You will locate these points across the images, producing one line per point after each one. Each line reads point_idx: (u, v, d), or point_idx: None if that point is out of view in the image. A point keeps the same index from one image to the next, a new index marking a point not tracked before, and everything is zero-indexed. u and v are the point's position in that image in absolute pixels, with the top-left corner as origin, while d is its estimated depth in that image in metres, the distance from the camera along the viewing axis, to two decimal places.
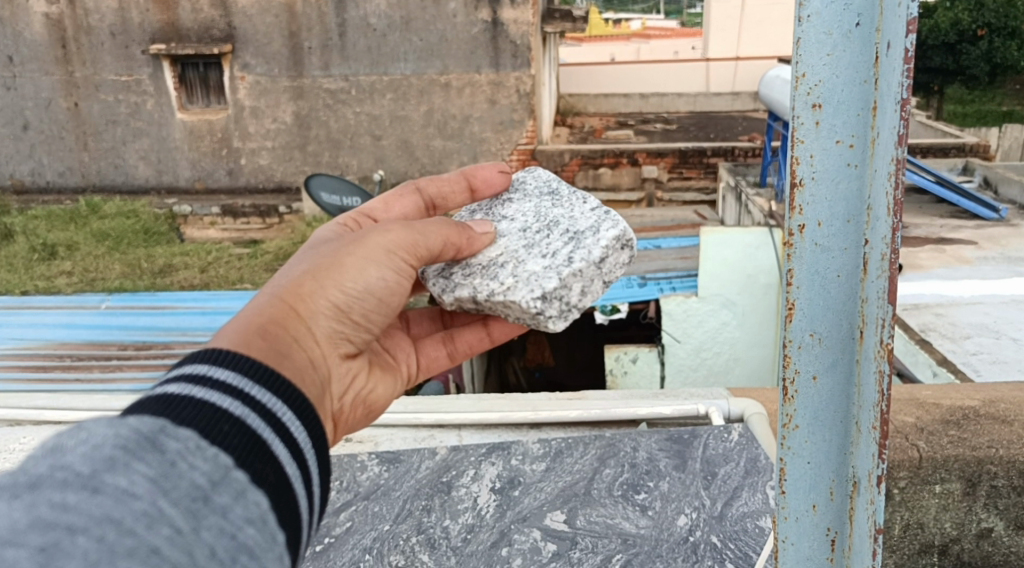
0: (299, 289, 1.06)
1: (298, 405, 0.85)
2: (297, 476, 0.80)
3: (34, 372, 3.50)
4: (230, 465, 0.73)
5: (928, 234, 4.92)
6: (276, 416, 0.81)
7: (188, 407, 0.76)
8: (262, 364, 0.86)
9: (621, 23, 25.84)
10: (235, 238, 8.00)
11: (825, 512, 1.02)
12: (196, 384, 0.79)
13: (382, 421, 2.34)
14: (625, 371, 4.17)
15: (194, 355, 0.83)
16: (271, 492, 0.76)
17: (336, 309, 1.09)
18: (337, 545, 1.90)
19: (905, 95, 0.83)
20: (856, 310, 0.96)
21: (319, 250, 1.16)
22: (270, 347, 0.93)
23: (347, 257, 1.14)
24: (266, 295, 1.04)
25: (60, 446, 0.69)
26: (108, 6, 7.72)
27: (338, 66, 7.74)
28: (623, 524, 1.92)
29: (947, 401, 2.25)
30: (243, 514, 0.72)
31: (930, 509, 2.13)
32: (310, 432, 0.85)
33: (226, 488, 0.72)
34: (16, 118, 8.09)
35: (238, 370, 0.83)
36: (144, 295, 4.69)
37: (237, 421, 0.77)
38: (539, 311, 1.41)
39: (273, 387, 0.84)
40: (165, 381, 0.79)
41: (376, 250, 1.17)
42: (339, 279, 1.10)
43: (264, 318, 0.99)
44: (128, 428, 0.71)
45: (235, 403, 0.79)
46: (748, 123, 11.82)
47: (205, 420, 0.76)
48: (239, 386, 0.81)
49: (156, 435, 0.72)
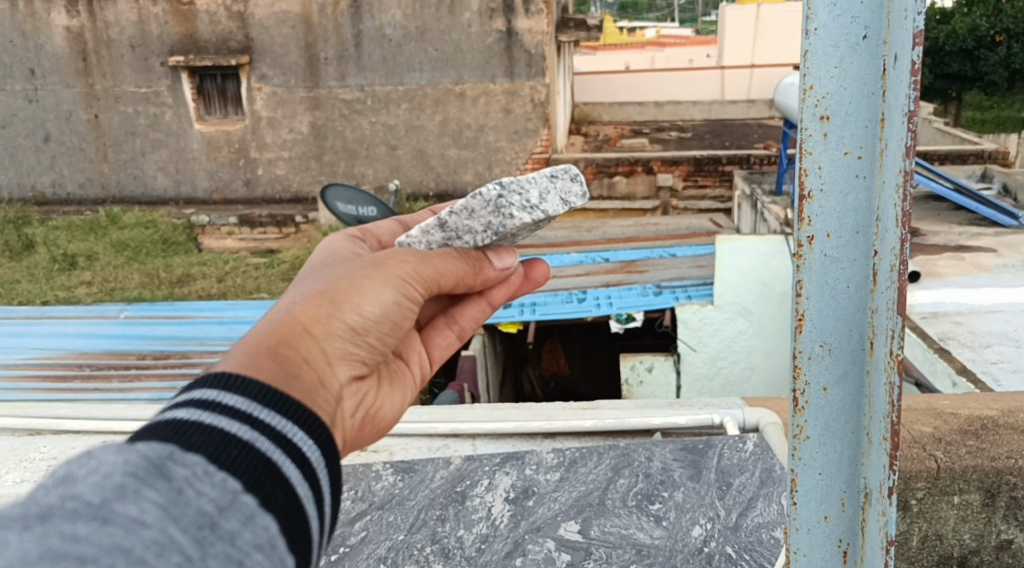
0: (312, 311, 1.06)
1: (309, 426, 0.84)
2: (310, 497, 0.79)
3: (55, 381, 3.54)
4: (239, 489, 0.73)
5: (946, 242, 4.88)
6: (286, 437, 0.81)
7: (197, 434, 0.75)
8: (271, 388, 0.84)
9: (636, 32, 25.88)
10: (252, 247, 8.03)
11: (837, 524, 1.01)
12: (206, 410, 0.78)
13: (398, 430, 2.35)
14: (640, 380, 4.24)
15: (203, 380, 0.82)
16: (281, 516, 0.75)
17: (350, 329, 1.09)
18: (352, 556, 1.90)
19: (911, 108, 0.84)
20: (864, 321, 0.96)
21: (331, 273, 1.17)
22: (282, 368, 0.92)
23: (361, 278, 1.15)
24: (278, 317, 1.04)
25: (71, 475, 0.68)
26: (127, 19, 7.81)
27: (354, 77, 7.79)
28: (637, 534, 1.91)
29: (965, 410, 2.20)
30: (251, 539, 0.71)
31: (948, 521, 2.11)
32: (322, 450, 0.84)
33: (236, 512, 0.72)
34: (38, 130, 8.19)
35: (248, 395, 0.81)
36: (163, 304, 4.74)
37: (246, 445, 0.77)
38: (497, 191, 1.41)
39: (284, 410, 0.83)
40: (174, 406, 0.79)
41: (389, 273, 1.17)
42: (354, 303, 1.11)
43: (276, 339, 0.99)
44: (136, 455, 0.71)
45: (245, 428, 0.78)
46: (764, 131, 11.79)
47: (214, 445, 0.75)
48: (247, 410, 0.80)
49: (165, 462, 0.71)
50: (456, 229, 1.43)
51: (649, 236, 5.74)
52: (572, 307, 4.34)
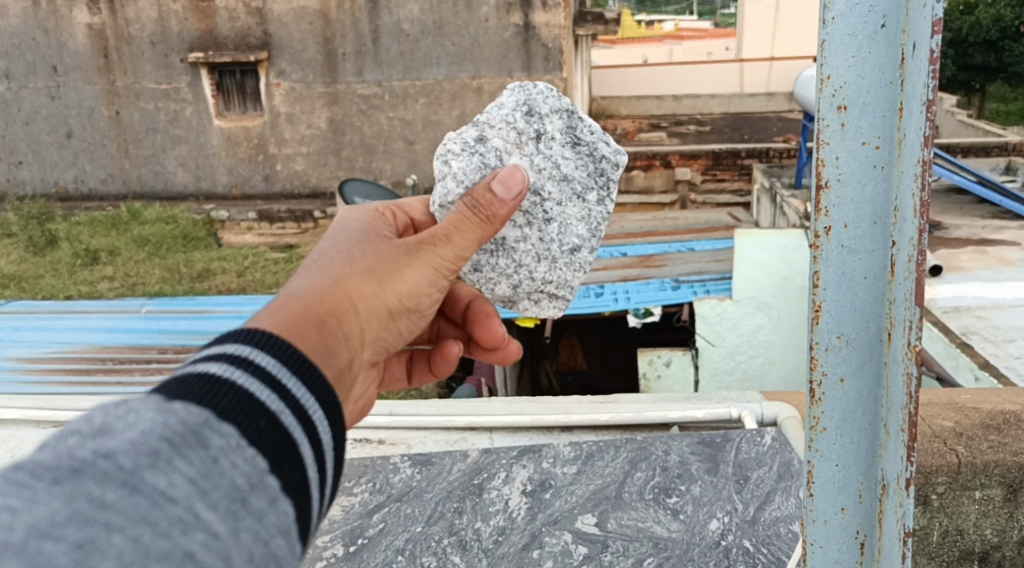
0: (358, 287, 1.05)
1: (333, 405, 0.81)
2: (317, 480, 0.75)
3: (78, 374, 3.58)
4: (266, 468, 0.70)
5: (969, 235, 4.84)
6: (309, 413, 0.77)
7: (229, 396, 0.72)
8: (303, 355, 0.81)
9: (655, 24, 25.74)
10: (271, 242, 8.17)
11: (854, 516, 1.01)
12: (237, 367, 0.75)
13: (415, 423, 2.36)
14: (658, 375, 4.20)
15: (236, 335, 0.79)
16: (295, 499, 0.72)
17: (388, 312, 1.08)
18: (370, 546, 1.90)
19: (930, 97, 0.83)
20: (883, 312, 0.95)
21: (372, 247, 1.15)
22: (324, 341, 0.90)
23: (402, 265, 1.14)
24: (327, 284, 1.01)
25: (108, 425, 0.66)
26: (148, 16, 7.85)
27: (371, 72, 7.82)
28: (654, 527, 1.91)
29: (987, 405, 2.18)
30: (275, 522, 0.68)
31: (970, 516, 2.09)
32: (337, 432, 0.81)
33: (263, 491, 0.69)
34: (60, 126, 8.26)
35: (278, 358, 0.79)
36: (183, 299, 4.77)
37: (273, 417, 0.73)
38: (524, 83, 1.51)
39: (315, 382, 0.80)
40: (207, 358, 0.75)
41: (427, 264, 1.17)
42: (397, 288, 1.11)
43: (323, 307, 0.97)
44: (174, 417, 0.67)
45: (273, 397, 0.75)
46: (784, 124, 11.76)
47: (243, 412, 0.72)
48: (277, 375, 0.77)
49: (201, 428, 0.68)
50: (489, 121, 1.46)
51: (667, 230, 5.72)
52: (589, 302, 4.36)
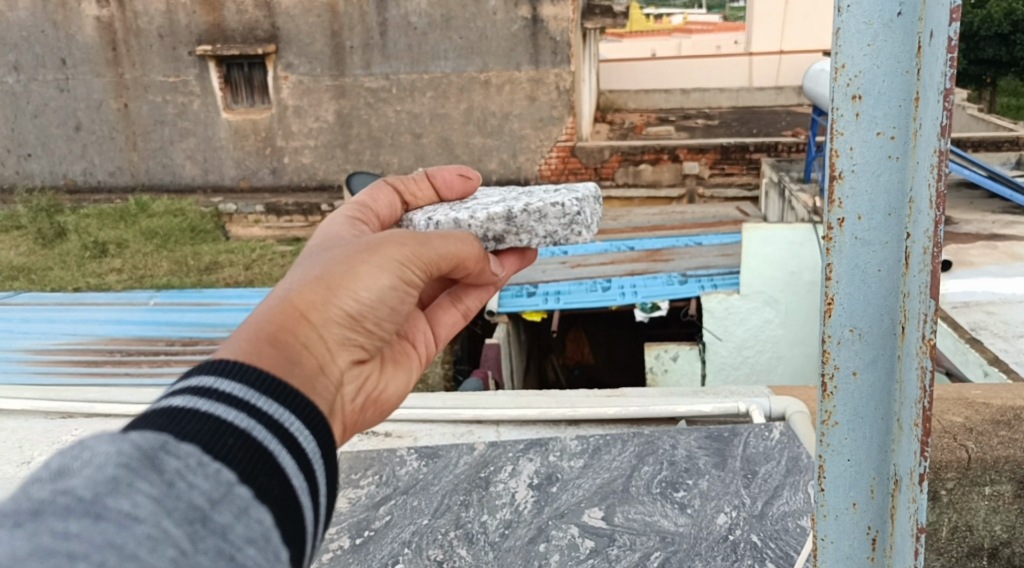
0: (308, 296, 0.98)
1: (307, 415, 0.80)
2: (306, 489, 0.75)
3: (87, 366, 3.58)
4: (234, 480, 0.69)
5: (979, 230, 4.80)
6: (284, 425, 0.77)
7: (194, 421, 0.72)
8: (269, 373, 0.80)
9: (663, 18, 25.65)
10: (279, 236, 8.15)
11: (865, 511, 1.00)
12: (201, 396, 0.74)
13: (422, 416, 2.37)
14: (665, 369, 4.22)
15: (201, 366, 0.78)
16: (276, 507, 0.71)
17: (350, 314, 1.01)
18: (376, 539, 1.90)
19: (948, 86, 0.82)
20: (896, 305, 0.94)
21: (327, 254, 1.07)
22: (279, 356, 0.86)
23: (357, 261, 1.05)
24: (273, 302, 0.96)
25: (66, 467, 0.64)
26: (156, 9, 7.86)
27: (379, 65, 7.81)
28: (660, 522, 1.90)
29: (997, 400, 2.14)
30: (245, 533, 0.67)
31: (979, 512, 2.08)
32: (321, 442, 0.80)
33: (230, 505, 0.68)
34: (69, 119, 8.28)
35: (246, 382, 0.77)
36: (191, 291, 4.78)
37: (244, 434, 0.73)
38: (575, 210, 1.53)
39: (282, 397, 0.79)
40: (173, 393, 0.75)
41: (387, 256, 1.07)
42: (355, 287, 1.02)
43: (272, 326, 0.92)
44: (130, 444, 0.67)
45: (242, 416, 0.74)
46: (792, 118, 11.71)
47: (209, 434, 0.71)
48: (246, 397, 0.76)
49: (157, 452, 0.67)
50: (519, 226, 1.49)
51: (674, 224, 5.71)
52: (596, 296, 4.37)
